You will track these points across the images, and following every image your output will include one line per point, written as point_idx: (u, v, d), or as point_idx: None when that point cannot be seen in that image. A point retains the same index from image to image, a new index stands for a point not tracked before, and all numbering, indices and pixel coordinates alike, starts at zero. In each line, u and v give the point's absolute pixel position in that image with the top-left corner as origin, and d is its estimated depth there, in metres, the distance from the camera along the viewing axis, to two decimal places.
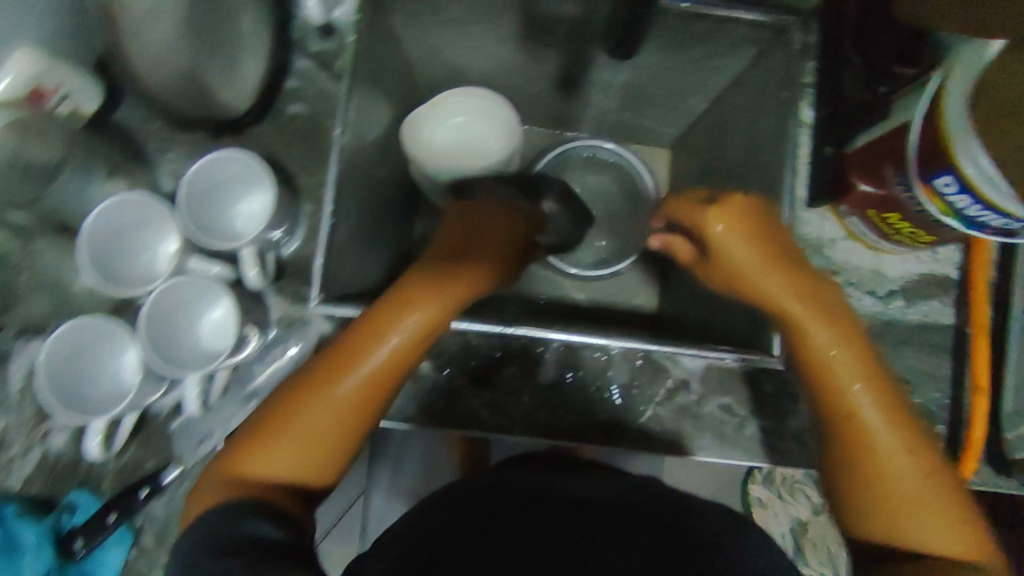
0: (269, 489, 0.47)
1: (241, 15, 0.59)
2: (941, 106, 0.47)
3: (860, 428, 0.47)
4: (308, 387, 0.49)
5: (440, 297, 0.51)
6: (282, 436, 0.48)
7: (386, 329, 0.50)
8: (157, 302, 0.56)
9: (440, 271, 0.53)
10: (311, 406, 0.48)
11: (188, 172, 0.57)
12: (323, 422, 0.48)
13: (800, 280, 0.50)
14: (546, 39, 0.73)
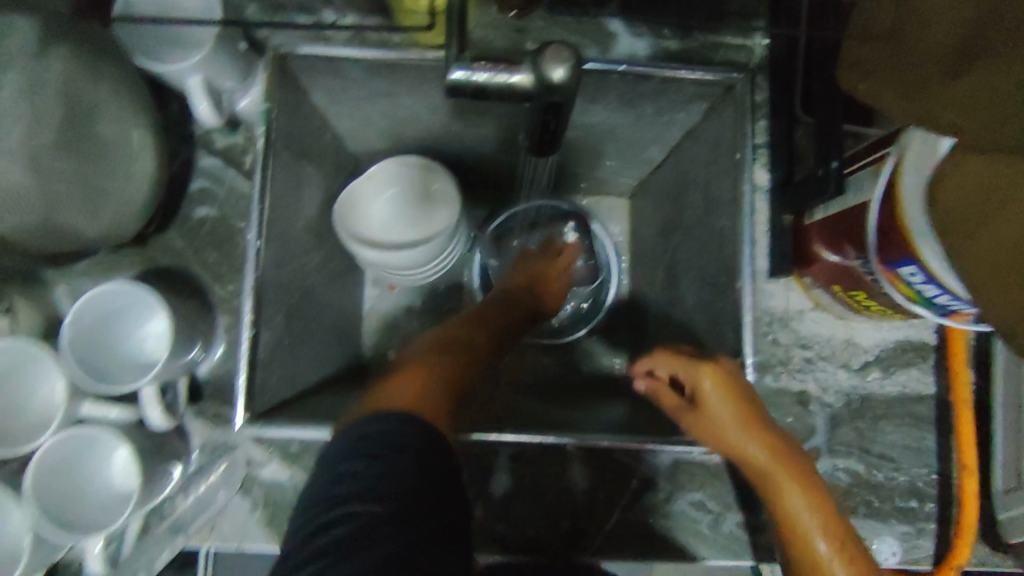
0: (432, 405, 0.41)
1: (126, 130, 0.49)
2: (897, 190, 0.42)
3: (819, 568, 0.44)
4: (384, 391, 0.42)
5: (487, 331, 0.52)
6: (434, 368, 0.44)
7: (475, 340, 0.49)
8: (42, 462, 0.47)
9: (492, 322, 0.54)
10: (418, 390, 0.41)
11: (69, 312, 0.49)
12: (444, 382, 0.43)
13: (783, 454, 0.47)
14: (477, 105, 0.66)
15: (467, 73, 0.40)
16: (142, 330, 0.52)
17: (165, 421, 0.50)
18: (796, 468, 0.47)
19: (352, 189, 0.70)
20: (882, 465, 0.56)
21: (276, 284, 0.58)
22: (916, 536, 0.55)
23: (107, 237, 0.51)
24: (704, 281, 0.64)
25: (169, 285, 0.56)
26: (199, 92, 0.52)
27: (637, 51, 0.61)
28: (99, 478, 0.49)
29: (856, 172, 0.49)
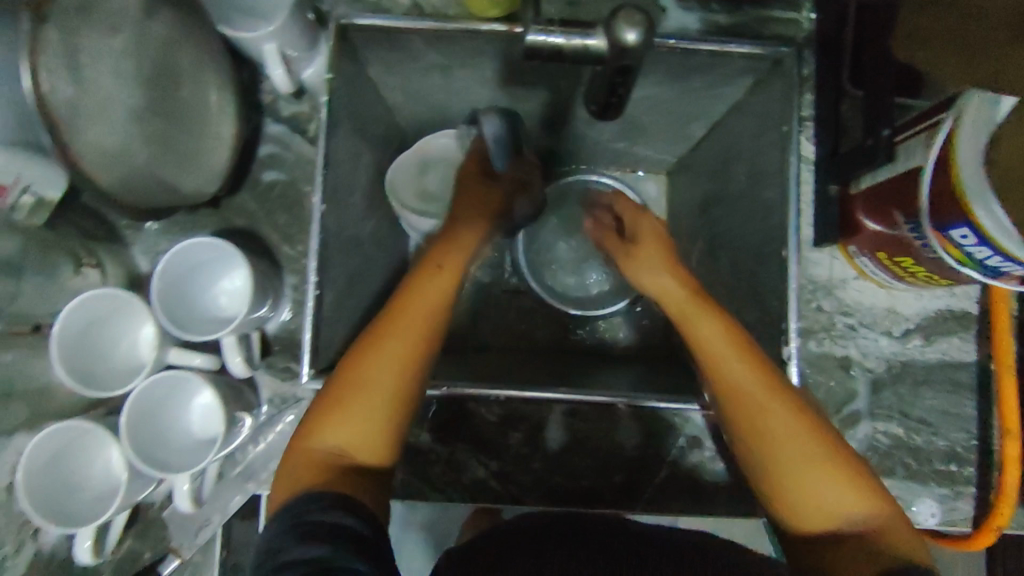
0: (335, 459, 0.44)
1: (206, 94, 0.53)
2: (952, 154, 0.44)
3: (778, 438, 0.43)
4: (315, 423, 0.45)
5: (435, 285, 0.48)
6: (344, 408, 0.45)
7: (407, 311, 0.47)
8: (134, 405, 0.51)
9: (436, 261, 0.50)
10: (355, 432, 0.44)
11: (158, 264, 0.52)
12: (354, 433, 0.45)
13: (704, 307, 0.47)
14: (528, 79, 0.67)
15: (544, 36, 0.44)
16: (219, 285, 0.56)
17: (244, 368, 0.54)
18: (742, 339, 0.45)
19: (406, 159, 0.74)
20: (922, 430, 0.58)
21: (340, 247, 0.61)
22: (954, 498, 0.57)
23: (195, 193, 0.54)
24: (747, 252, 0.66)
25: (243, 244, 0.60)
26: (274, 59, 0.54)
27: (687, 25, 0.62)
28: (183, 422, 0.53)
29: (905, 139, 0.50)
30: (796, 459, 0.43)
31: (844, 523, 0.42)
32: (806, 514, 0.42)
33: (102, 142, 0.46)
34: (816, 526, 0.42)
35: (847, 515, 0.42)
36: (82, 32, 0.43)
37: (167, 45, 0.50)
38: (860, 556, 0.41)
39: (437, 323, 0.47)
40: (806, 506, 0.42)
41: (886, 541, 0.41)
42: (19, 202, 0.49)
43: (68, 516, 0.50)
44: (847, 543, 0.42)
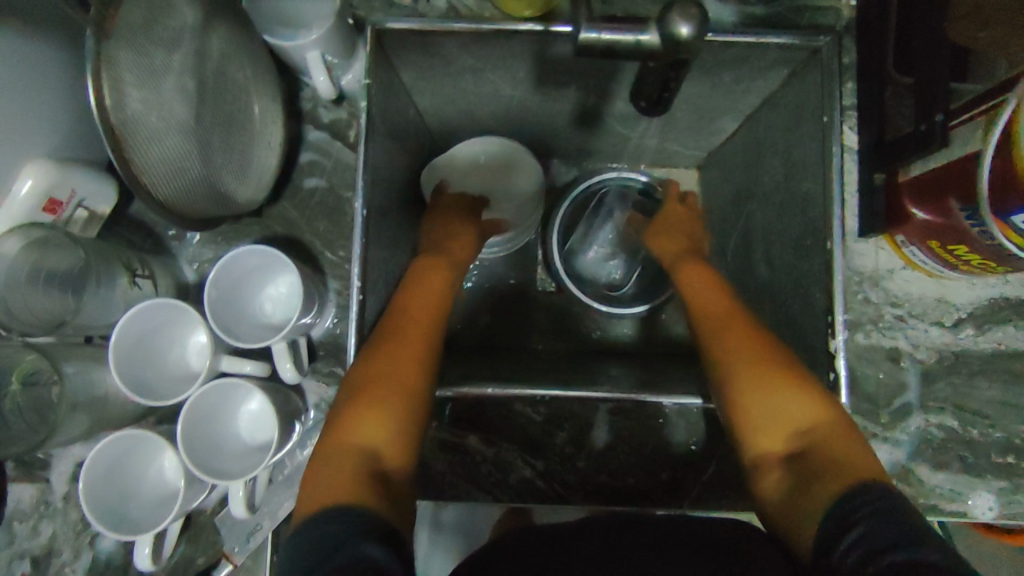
0: (372, 459, 0.42)
1: (250, 103, 0.53)
2: (1015, 132, 0.43)
3: (738, 366, 0.48)
4: (343, 427, 0.44)
5: (434, 300, 0.54)
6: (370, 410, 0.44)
7: (412, 318, 0.51)
8: (190, 413, 0.51)
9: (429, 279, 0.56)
10: (378, 431, 0.44)
11: (210, 274, 0.53)
12: (379, 429, 0.44)
13: (699, 278, 0.59)
14: (560, 79, 0.67)
15: (597, 32, 0.42)
16: (267, 291, 0.57)
17: (295, 375, 0.54)
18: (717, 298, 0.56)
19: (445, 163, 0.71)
20: (977, 422, 0.57)
21: (381, 251, 0.61)
22: (1013, 492, 0.56)
23: (249, 203, 0.55)
24: (784, 246, 0.65)
25: (285, 251, 0.60)
26: (318, 65, 0.56)
27: (722, 17, 0.61)
28: (235, 429, 0.54)
29: (959, 126, 0.50)
30: (750, 383, 0.47)
31: (799, 431, 0.45)
32: (762, 430, 0.46)
33: (166, 157, 0.46)
34: (778, 441, 0.46)
35: (799, 423, 0.45)
36: (146, 48, 0.44)
37: (225, 57, 0.51)
38: (815, 458, 0.43)
39: (435, 327, 0.51)
40: (767, 422, 0.46)
41: (835, 445, 0.43)
42: (74, 216, 0.54)
43: (125, 526, 0.51)
44: (807, 454, 0.44)
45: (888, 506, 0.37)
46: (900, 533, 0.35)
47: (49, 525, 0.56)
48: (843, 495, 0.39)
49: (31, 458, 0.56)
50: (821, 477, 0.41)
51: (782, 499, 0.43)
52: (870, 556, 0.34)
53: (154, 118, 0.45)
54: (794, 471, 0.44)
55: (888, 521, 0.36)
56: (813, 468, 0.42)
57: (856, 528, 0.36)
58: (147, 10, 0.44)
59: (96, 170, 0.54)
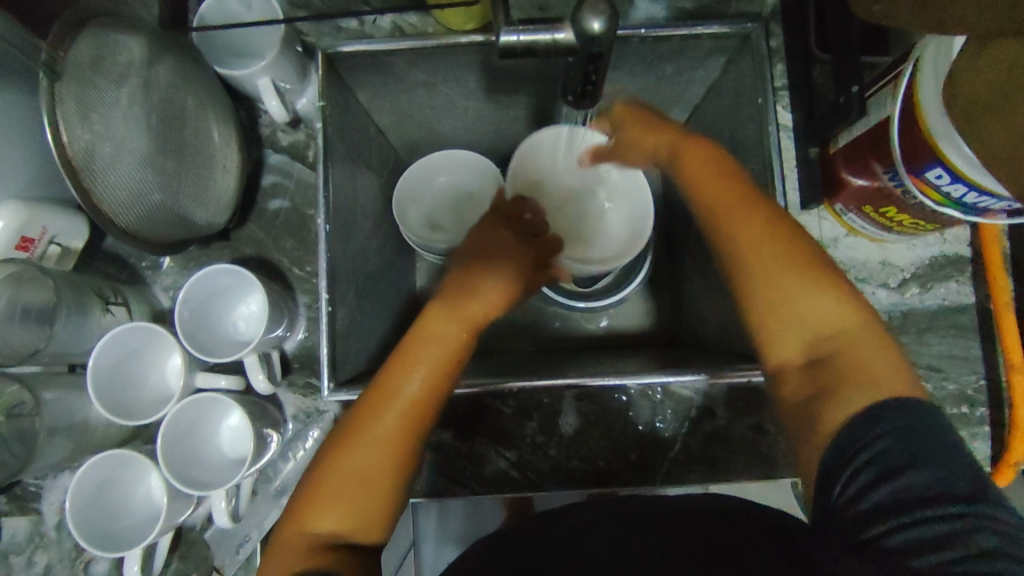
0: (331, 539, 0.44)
1: (209, 132, 0.57)
2: (916, 94, 0.46)
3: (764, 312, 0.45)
4: (308, 505, 0.44)
5: (428, 351, 0.49)
6: (332, 492, 0.44)
7: (398, 383, 0.47)
8: (170, 430, 0.55)
9: (429, 329, 0.51)
10: (339, 510, 0.44)
11: (179, 296, 0.57)
12: (343, 514, 0.44)
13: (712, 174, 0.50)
14: (508, 86, 0.69)
15: (516, 35, 0.46)
16: (238, 310, 0.60)
17: (268, 384, 0.58)
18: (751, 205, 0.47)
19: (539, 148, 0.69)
20: (930, 376, 0.59)
21: (349, 264, 0.63)
22: (971, 440, 0.58)
23: (209, 225, 0.58)
24: None
25: (255, 271, 0.63)
26: (269, 92, 0.59)
27: (654, 14, 0.64)
28: (215, 444, 0.58)
29: (875, 94, 0.53)
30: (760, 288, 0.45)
31: (815, 337, 0.43)
32: (779, 344, 0.45)
33: (121, 186, 0.51)
34: (794, 348, 0.44)
35: (815, 327, 0.43)
36: (95, 85, 0.49)
37: (174, 88, 0.54)
38: (836, 366, 0.41)
39: (419, 369, 0.48)
40: (788, 332, 0.44)
41: (858, 353, 0.41)
42: (48, 253, 0.57)
43: (118, 542, 0.54)
44: (825, 361, 0.42)
45: (914, 423, 0.37)
46: (917, 456, 0.35)
47: (44, 554, 0.58)
48: (858, 417, 0.38)
49: (22, 491, 0.58)
50: (842, 391, 0.40)
51: (801, 410, 0.42)
52: (876, 484, 0.35)
53: (107, 148, 0.49)
54: (815, 376, 0.42)
55: (913, 440, 0.36)
56: (837, 377, 0.41)
57: (870, 451, 0.36)
58: (93, 52, 0.49)
59: (66, 208, 0.57)
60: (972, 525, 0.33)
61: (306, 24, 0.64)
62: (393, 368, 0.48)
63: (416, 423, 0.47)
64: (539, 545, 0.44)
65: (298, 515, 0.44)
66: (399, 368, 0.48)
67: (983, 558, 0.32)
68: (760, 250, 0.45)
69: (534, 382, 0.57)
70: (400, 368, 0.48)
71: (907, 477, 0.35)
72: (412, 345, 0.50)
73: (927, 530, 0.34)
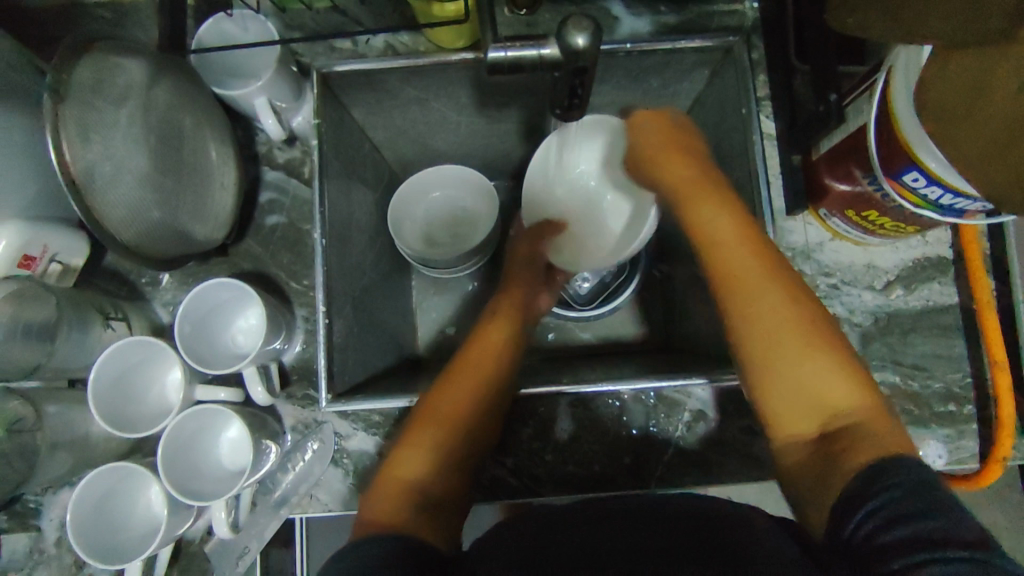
0: (419, 486, 0.49)
1: (206, 150, 0.59)
2: (890, 101, 0.47)
3: (780, 386, 0.46)
4: (402, 456, 0.51)
5: (491, 351, 0.58)
6: (424, 445, 0.51)
7: (472, 373, 0.56)
8: (170, 442, 0.56)
9: (492, 334, 0.60)
10: (431, 462, 0.50)
11: (179, 310, 0.58)
12: (432, 466, 0.50)
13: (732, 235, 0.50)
14: (498, 101, 0.71)
15: (503, 52, 0.48)
16: (235, 326, 0.62)
17: (266, 396, 0.59)
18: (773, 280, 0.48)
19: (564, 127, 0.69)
20: (916, 375, 0.60)
21: (345, 277, 0.64)
22: (959, 438, 0.59)
23: (206, 240, 0.60)
24: None
25: (253, 285, 0.64)
26: (265, 110, 0.60)
27: (639, 29, 0.66)
28: (216, 456, 0.59)
29: (852, 102, 0.54)
30: (780, 365, 0.46)
31: (836, 411, 0.45)
32: (789, 415, 0.46)
33: (120, 205, 0.52)
34: (807, 420, 0.45)
35: (837, 406, 0.45)
36: (95, 105, 0.50)
37: (172, 107, 0.57)
38: (857, 438, 0.43)
39: (490, 364, 0.57)
40: (796, 407, 0.46)
41: (878, 426, 0.43)
42: (49, 270, 0.58)
43: (118, 555, 0.55)
44: (842, 433, 0.44)
45: (920, 477, 0.38)
46: (924, 503, 0.36)
47: (45, 570, 0.58)
48: (872, 468, 0.40)
49: (23, 507, 0.59)
50: (857, 446, 0.42)
51: (816, 469, 0.44)
52: (887, 524, 0.36)
53: (108, 167, 0.51)
54: (830, 445, 0.44)
55: (919, 489, 0.37)
56: (848, 442, 0.43)
57: (881, 496, 0.38)
58: (94, 74, 0.50)
59: (67, 227, 0.58)
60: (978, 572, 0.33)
61: (300, 45, 0.66)
62: (469, 363, 0.57)
63: (485, 406, 0.54)
64: (558, 528, 0.46)
65: (387, 471, 0.50)
66: (471, 365, 0.56)
67: None
68: (780, 327, 0.47)
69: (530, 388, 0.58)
70: (473, 368, 0.56)
71: (917, 520, 0.36)
72: (481, 345, 0.58)
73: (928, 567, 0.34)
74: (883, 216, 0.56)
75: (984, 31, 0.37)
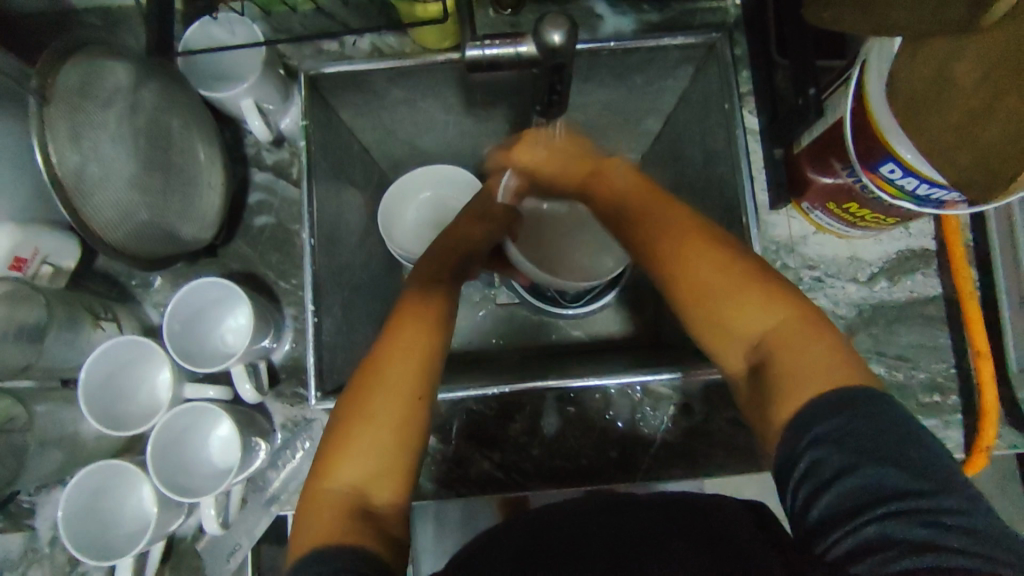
0: (354, 500, 0.43)
1: (194, 151, 0.60)
2: (865, 94, 0.48)
3: (704, 322, 0.46)
4: (330, 463, 0.45)
5: (417, 324, 0.50)
6: (352, 448, 0.45)
7: (394, 347, 0.48)
8: (159, 439, 0.57)
9: (414, 301, 0.52)
10: (363, 468, 0.44)
11: (168, 309, 0.59)
12: (367, 471, 0.44)
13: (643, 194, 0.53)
14: (484, 100, 0.72)
15: (482, 50, 0.49)
16: (225, 323, 0.62)
17: (254, 394, 0.59)
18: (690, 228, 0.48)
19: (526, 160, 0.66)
20: (901, 365, 0.61)
21: (333, 275, 0.64)
22: (944, 428, 0.59)
23: (194, 240, 0.60)
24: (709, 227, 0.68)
25: (243, 285, 0.65)
26: (252, 112, 0.61)
27: (621, 27, 0.66)
28: (206, 453, 0.60)
29: (830, 97, 0.55)
30: (702, 309, 0.46)
31: (754, 341, 0.44)
32: (728, 349, 0.46)
33: (107, 207, 0.53)
34: (740, 358, 0.45)
35: (756, 332, 0.44)
36: (84, 109, 0.51)
37: (160, 111, 0.56)
38: (774, 364, 0.42)
39: (427, 339, 0.49)
40: (729, 342, 0.46)
41: (789, 351, 0.42)
42: (40, 272, 0.59)
43: (109, 551, 0.56)
44: (762, 365, 0.43)
45: (852, 416, 0.37)
46: (857, 452, 0.36)
47: (39, 569, 0.59)
48: (803, 415, 0.39)
49: (16, 508, 0.60)
50: (783, 380, 0.41)
51: (753, 403, 0.43)
52: (816, 493, 0.37)
53: (94, 169, 0.52)
54: (757, 383, 0.43)
55: (848, 437, 0.37)
56: (773, 368, 0.42)
57: (806, 458, 0.37)
58: (82, 77, 0.51)
59: (58, 230, 0.59)
60: (916, 522, 0.34)
61: (287, 47, 0.67)
62: (393, 338, 0.49)
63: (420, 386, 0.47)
64: (546, 530, 0.45)
65: (320, 484, 0.44)
66: (396, 340, 0.49)
67: (926, 554, 0.33)
68: (693, 267, 0.46)
69: (519, 382, 0.58)
70: (394, 346, 0.48)
71: (842, 481, 0.36)
72: (410, 314, 0.51)
73: (867, 532, 0.34)
74: (864, 208, 0.57)
75: (946, 21, 0.39)
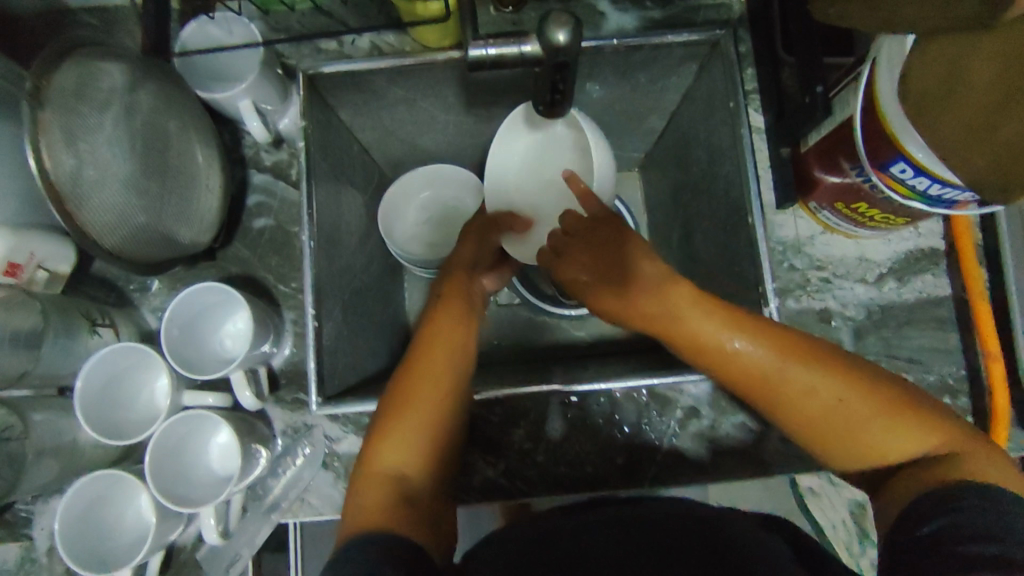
0: (397, 485, 0.47)
1: (192, 154, 0.58)
2: (875, 91, 0.47)
3: (849, 431, 0.46)
4: (375, 451, 0.49)
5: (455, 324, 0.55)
6: (398, 433, 0.49)
7: (439, 345, 0.53)
8: (158, 448, 0.56)
9: (450, 300, 0.58)
10: (408, 454, 0.48)
11: (165, 314, 0.58)
12: (410, 461, 0.48)
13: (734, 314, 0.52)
14: (486, 100, 0.71)
15: (486, 49, 0.48)
16: (224, 329, 0.62)
17: (255, 401, 0.58)
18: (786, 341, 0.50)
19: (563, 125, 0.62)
20: (911, 367, 0.60)
21: (334, 279, 0.63)
22: None
23: (193, 244, 0.59)
24: (715, 227, 0.68)
25: (242, 289, 0.64)
26: (250, 113, 0.60)
27: (625, 25, 0.65)
28: (205, 462, 0.59)
29: (839, 94, 0.54)
30: (842, 424, 0.46)
31: (908, 460, 0.45)
32: (845, 457, 0.47)
33: (103, 212, 0.52)
34: (875, 463, 0.46)
35: (912, 453, 0.45)
36: (78, 111, 0.50)
37: (156, 113, 0.55)
38: (925, 472, 0.43)
39: (460, 338, 0.55)
40: (853, 453, 0.46)
41: (973, 458, 0.43)
42: (35, 277, 0.58)
43: (107, 562, 0.55)
44: (909, 472, 0.44)
45: (995, 507, 0.38)
46: (992, 526, 0.36)
47: None
48: (948, 488, 0.40)
49: (13, 517, 0.59)
50: (915, 474, 0.43)
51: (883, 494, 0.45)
52: (952, 538, 0.37)
53: (90, 172, 0.51)
54: (910, 480, 0.43)
55: (991, 513, 0.37)
56: (921, 478, 0.43)
57: (936, 522, 0.38)
58: (77, 79, 0.50)
59: (53, 234, 0.58)
60: None
61: (286, 47, 0.65)
62: (433, 334, 0.54)
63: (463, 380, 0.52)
64: (552, 540, 0.45)
65: (366, 466, 0.48)
66: (438, 337, 0.54)
67: None
68: (804, 400, 0.47)
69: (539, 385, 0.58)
70: (440, 346, 0.53)
71: (980, 545, 0.36)
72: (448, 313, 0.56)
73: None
74: (873, 208, 0.56)
75: (960, 18, 0.38)
